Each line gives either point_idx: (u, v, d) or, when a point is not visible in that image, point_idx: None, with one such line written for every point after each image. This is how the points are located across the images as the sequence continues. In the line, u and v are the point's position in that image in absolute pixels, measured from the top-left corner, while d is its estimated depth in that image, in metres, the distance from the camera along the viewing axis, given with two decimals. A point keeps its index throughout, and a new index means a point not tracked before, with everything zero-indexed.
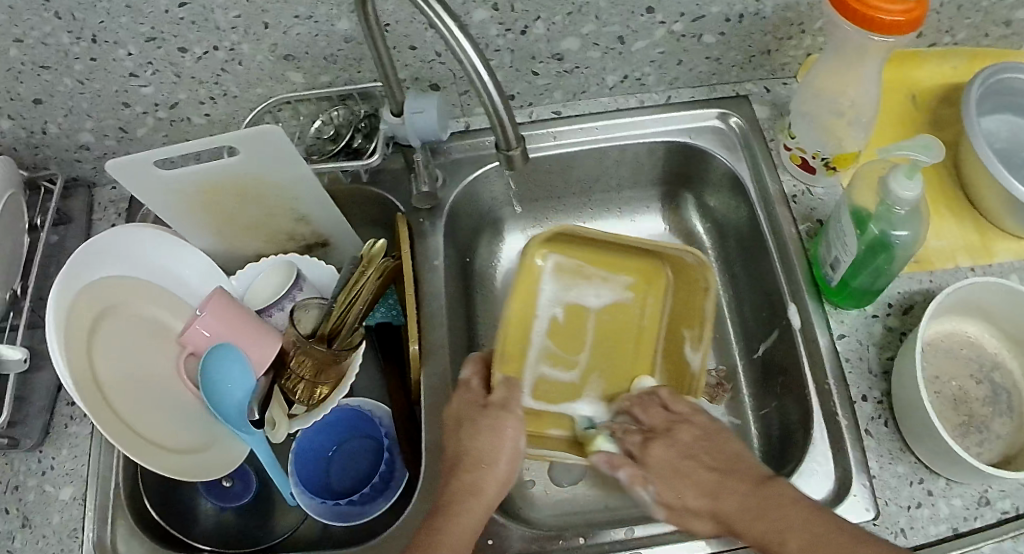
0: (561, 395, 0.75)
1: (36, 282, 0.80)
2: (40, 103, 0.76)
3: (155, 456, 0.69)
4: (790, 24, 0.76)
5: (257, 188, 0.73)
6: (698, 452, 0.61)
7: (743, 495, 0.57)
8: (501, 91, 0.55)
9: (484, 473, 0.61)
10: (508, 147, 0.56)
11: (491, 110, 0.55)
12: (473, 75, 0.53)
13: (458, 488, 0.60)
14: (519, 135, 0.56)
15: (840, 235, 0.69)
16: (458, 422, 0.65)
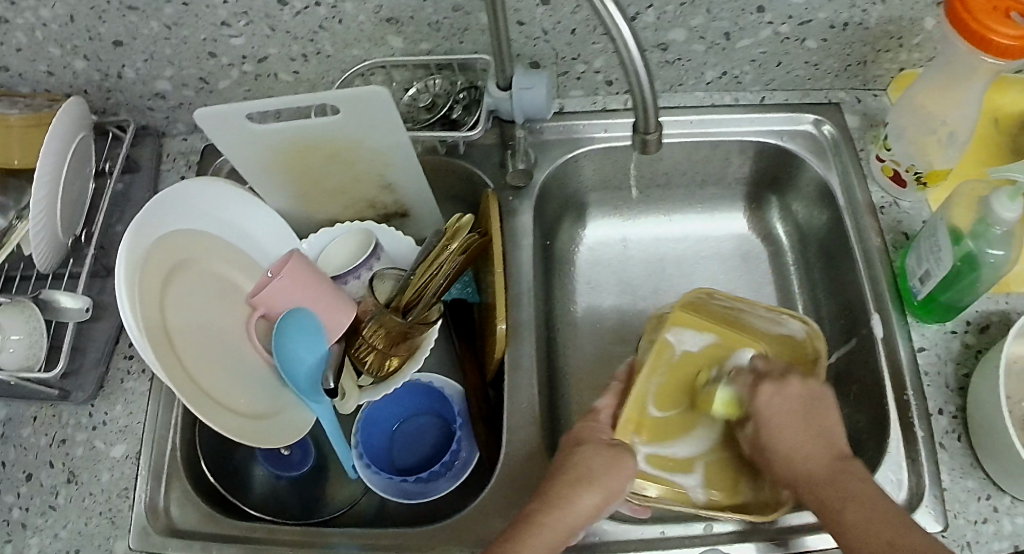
0: (672, 467, 0.69)
1: (102, 231, 0.78)
2: (119, 46, 0.74)
3: (220, 416, 0.65)
4: (890, 37, 0.76)
5: (350, 152, 0.71)
6: (800, 409, 0.61)
7: (823, 464, 0.58)
8: (650, 78, 0.53)
9: (580, 491, 0.58)
10: (646, 130, 0.55)
11: (637, 95, 0.53)
12: (623, 53, 0.51)
13: (554, 500, 0.58)
14: (658, 122, 0.55)
15: (933, 250, 0.68)
16: (571, 452, 0.62)
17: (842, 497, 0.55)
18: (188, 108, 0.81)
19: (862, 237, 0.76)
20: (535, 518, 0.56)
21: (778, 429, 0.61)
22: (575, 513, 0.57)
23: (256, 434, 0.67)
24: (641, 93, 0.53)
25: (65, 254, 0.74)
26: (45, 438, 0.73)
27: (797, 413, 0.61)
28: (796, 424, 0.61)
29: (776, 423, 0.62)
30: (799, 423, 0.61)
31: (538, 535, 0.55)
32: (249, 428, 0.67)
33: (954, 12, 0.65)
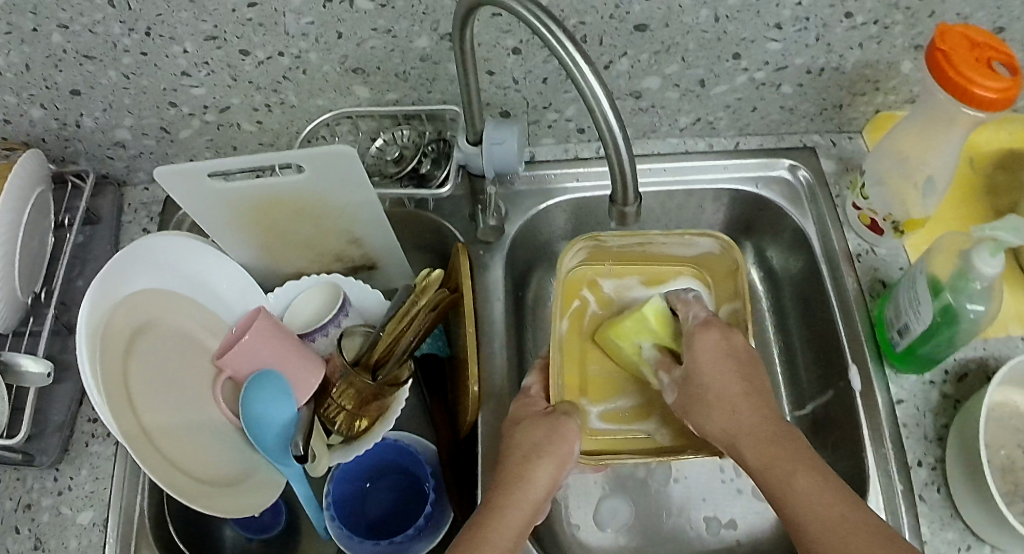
0: (627, 416, 0.73)
1: (63, 287, 0.75)
2: (77, 95, 0.71)
3: (125, 418, 0.64)
4: (865, 81, 0.76)
5: (315, 211, 0.69)
6: (732, 357, 0.63)
7: (760, 418, 0.59)
8: (630, 150, 0.52)
9: (535, 464, 0.60)
10: (625, 203, 0.54)
11: (617, 168, 0.53)
12: (604, 128, 0.51)
13: (512, 480, 0.59)
14: (638, 193, 0.54)
15: (913, 301, 0.67)
16: (515, 426, 0.64)
17: (788, 464, 0.55)
18: (149, 157, 0.79)
19: (840, 284, 0.75)
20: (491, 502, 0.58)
21: (711, 376, 0.62)
22: (531, 488, 0.59)
23: (150, 449, 0.64)
24: (620, 165, 0.53)
25: (22, 314, 0.71)
26: (9, 502, 0.70)
27: (734, 356, 0.63)
28: (730, 382, 0.61)
29: (713, 385, 0.62)
30: (727, 395, 0.61)
31: (499, 522, 0.56)
32: (149, 442, 0.65)
33: (936, 61, 0.63)
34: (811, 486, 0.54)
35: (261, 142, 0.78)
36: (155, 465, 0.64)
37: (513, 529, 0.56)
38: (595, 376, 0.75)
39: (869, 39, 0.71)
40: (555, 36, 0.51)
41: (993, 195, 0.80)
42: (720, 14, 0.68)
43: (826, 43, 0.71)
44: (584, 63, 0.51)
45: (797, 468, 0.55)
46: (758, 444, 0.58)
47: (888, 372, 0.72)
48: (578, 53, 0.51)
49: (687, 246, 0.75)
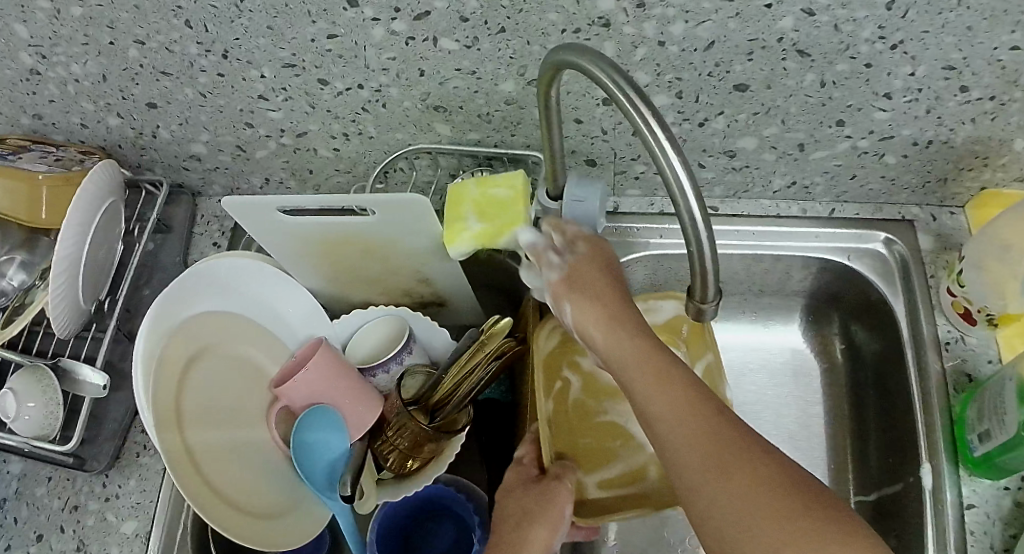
0: (620, 480, 0.70)
1: (127, 295, 0.75)
2: (153, 108, 0.71)
3: (166, 433, 0.63)
4: (974, 157, 0.70)
5: (385, 248, 0.68)
6: (602, 267, 0.58)
7: (714, 423, 0.46)
8: (713, 244, 0.51)
9: (530, 531, 0.59)
10: (703, 301, 0.54)
11: (698, 262, 0.52)
12: (688, 223, 0.50)
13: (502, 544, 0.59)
14: (717, 292, 0.54)
15: (998, 409, 0.63)
16: (507, 494, 0.63)
17: (664, 405, 0.48)
18: (224, 172, 0.79)
19: (922, 372, 0.71)
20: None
21: (588, 298, 0.57)
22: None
23: (190, 467, 0.64)
24: (702, 259, 0.52)
25: (87, 320, 0.71)
26: (57, 501, 0.71)
27: (613, 291, 0.57)
28: (606, 305, 0.56)
29: (593, 301, 0.56)
30: (606, 304, 0.56)
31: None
32: (189, 460, 0.64)
33: None
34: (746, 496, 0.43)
35: (337, 169, 0.77)
36: (187, 483, 0.63)
37: None
38: (585, 445, 0.72)
39: (983, 114, 0.65)
40: (644, 118, 0.49)
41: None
42: (826, 79, 0.63)
43: (937, 117, 0.66)
44: (667, 152, 0.49)
45: (684, 398, 0.47)
46: (688, 416, 0.46)
47: (962, 473, 0.67)
48: (669, 138, 0.49)
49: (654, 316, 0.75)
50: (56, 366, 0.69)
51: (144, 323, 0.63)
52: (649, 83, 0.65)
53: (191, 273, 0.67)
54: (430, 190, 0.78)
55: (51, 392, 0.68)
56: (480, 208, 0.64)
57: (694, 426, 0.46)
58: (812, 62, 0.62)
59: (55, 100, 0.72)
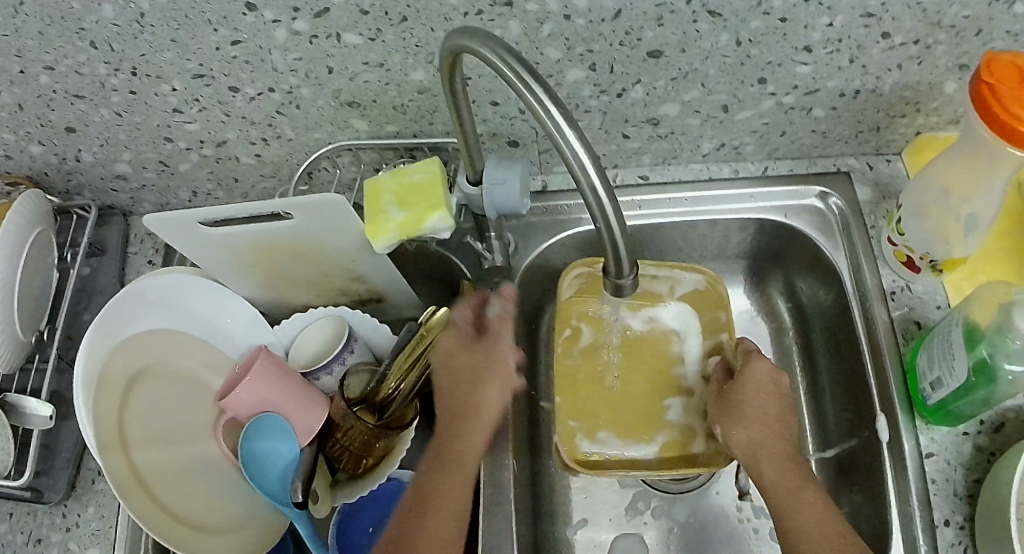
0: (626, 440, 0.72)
1: (66, 322, 0.75)
2: (73, 132, 0.71)
3: (113, 458, 0.63)
4: (905, 103, 0.69)
5: (312, 250, 0.68)
6: (777, 388, 0.64)
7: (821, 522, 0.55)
8: (621, 220, 0.50)
9: (484, 396, 0.64)
10: (620, 276, 0.53)
11: (609, 242, 0.51)
12: (591, 198, 0.48)
13: (437, 484, 0.59)
14: (633, 264, 0.53)
15: (947, 355, 0.62)
16: (460, 426, 0.63)
17: (807, 514, 0.56)
18: (152, 189, 0.78)
19: (869, 323, 0.70)
20: (424, 513, 0.57)
21: (751, 400, 0.63)
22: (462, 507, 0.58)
23: (139, 488, 0.64)
24: (611, 237, 0.50)
25: (30, 351, 0.71)
26: (21, 536, 0.70)
27: (779, 402, 0.63)
28: (770, 422, 0.62)
29: (750, 407, 0.63)
30: (764, 414, 0.62)
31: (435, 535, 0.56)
32: (137, 481, 0.64)
33: (982, 98, 0.55)
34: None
35: (262, 173, 0.77)
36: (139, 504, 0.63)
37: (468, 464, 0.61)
38: (590, 400, 0.73)
39: (909, 60, 0.64)
40: (537, 98, 0.47)
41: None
42: (742, 37, 0.62)
43: (862, 65, 0.64)
44: (556, 135, 0.47)
45: (812, 506, 0.56)
46: (817, 513, 0.56)
47: (919, 424, 0.67)
48: (563, 114, 0.47)
49: (674, 285, 0.76)
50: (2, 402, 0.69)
51: (81, 351, 0.63)
52: (561, 58, 0.63)
53: (122, 296, 0.66)
54: (355, 185, 0.77)
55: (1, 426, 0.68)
56: (401, 197, 0.64)
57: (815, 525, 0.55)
58: (725, 22, 0.60)
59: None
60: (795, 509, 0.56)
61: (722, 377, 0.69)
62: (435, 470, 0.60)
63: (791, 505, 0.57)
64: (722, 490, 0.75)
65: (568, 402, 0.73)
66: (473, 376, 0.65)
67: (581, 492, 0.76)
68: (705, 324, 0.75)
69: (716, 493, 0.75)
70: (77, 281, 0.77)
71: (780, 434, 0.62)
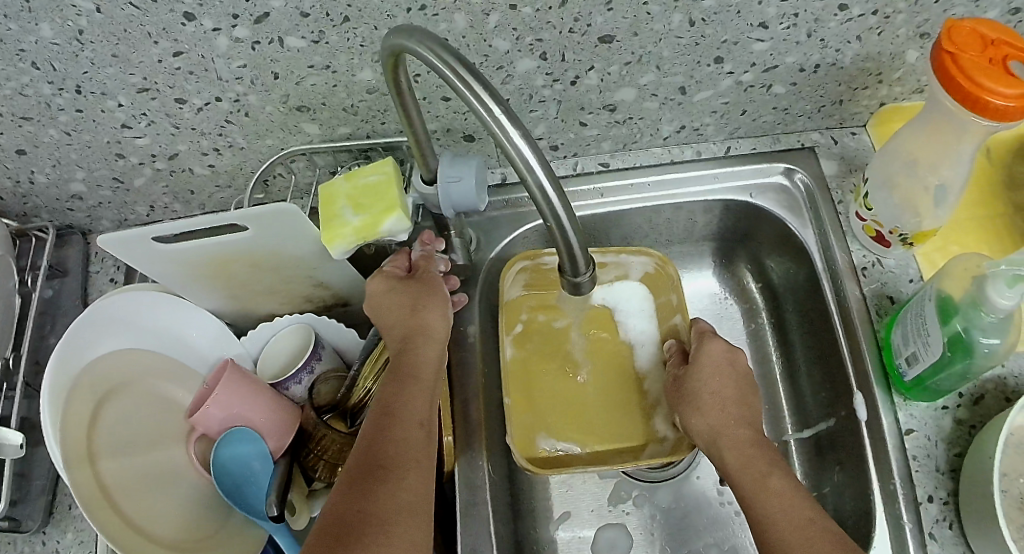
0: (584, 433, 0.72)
1: (32, 347, 0.74)
2: (23, 154, 0.69)
3: (79, 470, 0.63)
4: (867, 75, 0.67)
5: (271, 259, 0.67)
6: (734, 368, 0.65)
7: (788, 503, 0.55)
8: (573, 218, 0.48)
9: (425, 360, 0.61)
10: (576, 275, 0.51)
11: (562, 239, 0.49)
12: (541, 198, 0.47)
13: (390, 442, 0.55)
14: (589, 261, 0.51)
15: (921, 331, 0.61)
16: (403, 384, 0.59)
17: (773, 497, 0.56)
18: (109, 206, 0.77)
19: (841, 300, 0.69)
20: (382, 475, 0.53)
21: (708, 385, 0.64)
22: (419, 461, 0.55)
23: (105, 502, 0.64)
24: (564, 236, 0.49)
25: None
26: None
27: (736, 382, 0.64)
28: (730, 400, 0.63)
29: (705, 393, 0.64)
30: (721, 398, 0.63)
31: (396, 492, 0.52)
32: (104, 496, 0.64)
33: (943, 68, 0.54)
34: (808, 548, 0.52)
35: (218, 184, 0.76)
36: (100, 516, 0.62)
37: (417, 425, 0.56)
38: (547, 396, 0.73)
39: (868, 30, 0.62)
40: (478, 97, 0.45)
41: (1010, 188, 0.71)
42: (695, 17, 0.60)
43: (820, 39, 0.63)
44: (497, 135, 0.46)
45: (782, 494, 0.56)
46: (781, 497, 0.55)
47: (897, 400, 0.66)
48: (506, 112, 0.46)
49: (625, 271, 0.76)
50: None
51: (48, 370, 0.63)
52: (510, 49, 0.62)
53: (87, 314, 0.65)
54: (312, 190, 0.76)
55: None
56: (356, 200, 0.63)
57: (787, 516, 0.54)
58: (676, 3, 0.58)
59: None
60: (764, 494, 0.56)
61: (677, 359, 0.69)
62: (381, 428, 0.56)
63: (762, 495, 0.56)
64: (703, 475, 0.75)
65: (523, 401, 0.73)
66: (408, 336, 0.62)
67: (563, 486, 0.75)
68: (660, 307, 0.75)
69: (695, 477, 0.75)
70: (39, 304, 0.77)
71: (739, 417, 0.62)
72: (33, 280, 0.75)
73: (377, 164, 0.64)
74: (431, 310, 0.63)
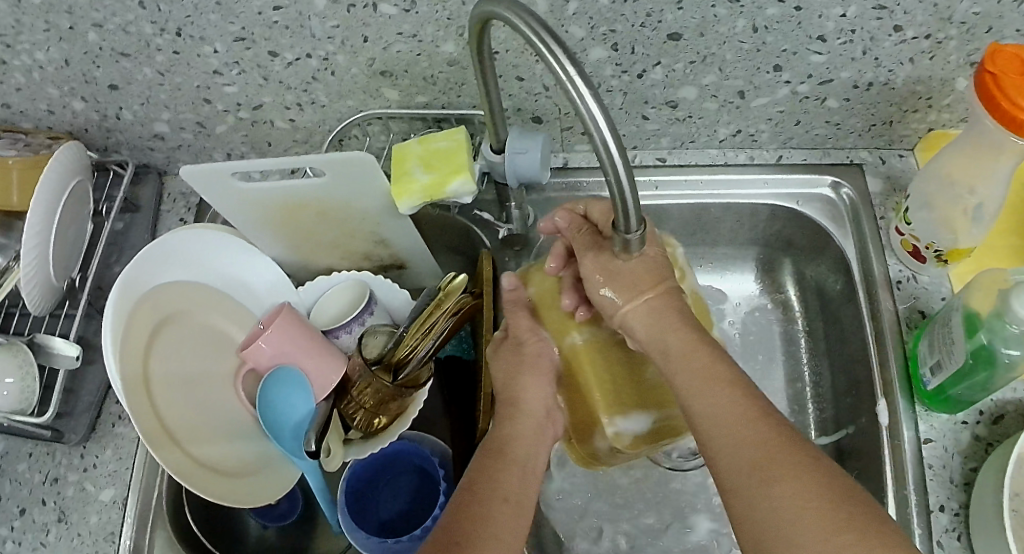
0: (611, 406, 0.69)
1: (95, 273, 0.78)
2: (115, 89, 0.74)
3: (160, 446, 0.66)
4: (919, 97, 0.71)
5: (339, 210, 0.71)
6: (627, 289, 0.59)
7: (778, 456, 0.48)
8: (632, 178, 0.52)
9: (522, 415, 0.62)
10: (626, 232, 0.55)
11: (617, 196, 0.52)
12: (604, 156, 0.50)
13: (471, 526, 0.51)
14: (641, 221, 0.55)
15: (947, 341, 0.64)
16: (494, 455, 0.58)
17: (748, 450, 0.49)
18: (187, 150, 0.82)
19: (875, 310, 0.72)
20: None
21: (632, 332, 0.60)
22: (500, 540, 0.51)
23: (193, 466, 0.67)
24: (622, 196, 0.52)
25: (61, 298, 0.74)
26: (38, 475, 0.73)
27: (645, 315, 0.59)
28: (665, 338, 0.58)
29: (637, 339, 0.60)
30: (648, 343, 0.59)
31: (481, 523, 0.51)
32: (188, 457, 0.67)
33: (984, 88, 0.58)
34: (802, 490, 0.46)
35: (294, 139, 0.81)
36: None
37: (511, 498, 0.54)
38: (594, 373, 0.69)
39: (922, 54, 0.66)
40: (553, 54, 0.49)
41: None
42: (758, 24, 0.64)
43: (875, 57, 0.67)
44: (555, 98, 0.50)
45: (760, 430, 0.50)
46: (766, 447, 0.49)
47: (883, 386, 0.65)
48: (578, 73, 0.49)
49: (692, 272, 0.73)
50: (30, 342, 0.71)
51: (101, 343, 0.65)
52: (585, 37, 0.66)
53: (124, 280, 0.68)
54: (383, 155, 0.81)
55: (28, 368, 0.70)
56: (426, 161, 0.67)
57: (753, 452, 0.49)
58: (742, 8, 0.63)
59: (24, 89, 0.75)
60: (732, 443, 0.50)
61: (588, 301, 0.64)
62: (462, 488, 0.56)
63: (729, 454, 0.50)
64: None
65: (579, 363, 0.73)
66: (511, 424, 0.61)
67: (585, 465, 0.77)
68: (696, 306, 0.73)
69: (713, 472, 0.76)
70: (109, 234, 0.81)
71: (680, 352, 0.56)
72: (107, 210, 0.80)
73: (443, 135, 0.68)
74: (531, 382, 0.64)
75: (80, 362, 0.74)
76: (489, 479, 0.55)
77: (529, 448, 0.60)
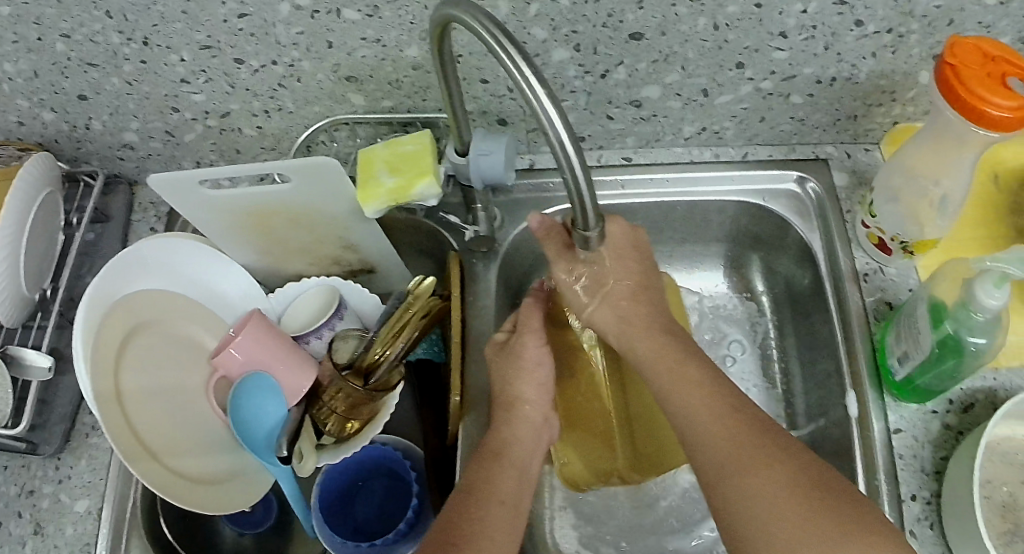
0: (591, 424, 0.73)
1: (67, 283, 0.79)
2: (84, 99, 0.75)
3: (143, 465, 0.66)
4: (882, 92, 0.72)
5: (307, 215, 0.72)
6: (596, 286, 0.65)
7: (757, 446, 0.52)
8: (589, 179, 0.53)
9: (519, 411, 0.65)
10: (586, 229, 0.57)
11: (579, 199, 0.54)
12: (563, 160, 0.51)
13: (465, 527, 0.55)
14: (598, 217, 0.57)
15: (912, 330, 0.63)
16: (491, 459, 0.61)
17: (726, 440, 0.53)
18: (157, 159, 0.83)
19: (841, 303, 0.73)
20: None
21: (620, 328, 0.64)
22: (493, 540, 0.54)
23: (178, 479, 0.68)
24: (580, 197, 0.54)
25: (31, 312, 0.75)
26: (13, 487, 0.73)
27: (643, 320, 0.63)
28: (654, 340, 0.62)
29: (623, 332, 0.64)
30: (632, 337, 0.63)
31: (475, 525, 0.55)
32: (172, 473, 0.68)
33: (944, 78, 0.58)
34: (766, 484, 0.50)
35: (264, 146, 0.81)
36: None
37: (506, 498, 0.58)
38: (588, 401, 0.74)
39: (882, 48, 0.67)
40: (510, 59, 0.49)
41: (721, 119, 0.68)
42: (719, 22, 0.65)
43: (836, 52, 0.67)
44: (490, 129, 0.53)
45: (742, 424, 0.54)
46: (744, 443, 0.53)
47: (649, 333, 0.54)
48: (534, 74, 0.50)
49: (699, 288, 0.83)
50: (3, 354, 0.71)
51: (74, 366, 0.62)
52: (547, 39, 0.66)
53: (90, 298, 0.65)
54: (351, 160, 0.82)
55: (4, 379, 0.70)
56: (391, 164, 0.67)
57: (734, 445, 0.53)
58: (702, 6, 0.63)
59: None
60: (717, 437, 0.54)
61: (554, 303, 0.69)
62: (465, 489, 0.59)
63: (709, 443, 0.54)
64: None
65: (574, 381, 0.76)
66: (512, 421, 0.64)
67: None
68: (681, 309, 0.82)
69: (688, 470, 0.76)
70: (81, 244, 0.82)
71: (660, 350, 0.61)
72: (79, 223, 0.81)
73: (413, 138, 0.68)
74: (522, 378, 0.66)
75: (53, 373, 0.74)
76: (484, 480, 0.59)
77: (526, 450, 0.63)
